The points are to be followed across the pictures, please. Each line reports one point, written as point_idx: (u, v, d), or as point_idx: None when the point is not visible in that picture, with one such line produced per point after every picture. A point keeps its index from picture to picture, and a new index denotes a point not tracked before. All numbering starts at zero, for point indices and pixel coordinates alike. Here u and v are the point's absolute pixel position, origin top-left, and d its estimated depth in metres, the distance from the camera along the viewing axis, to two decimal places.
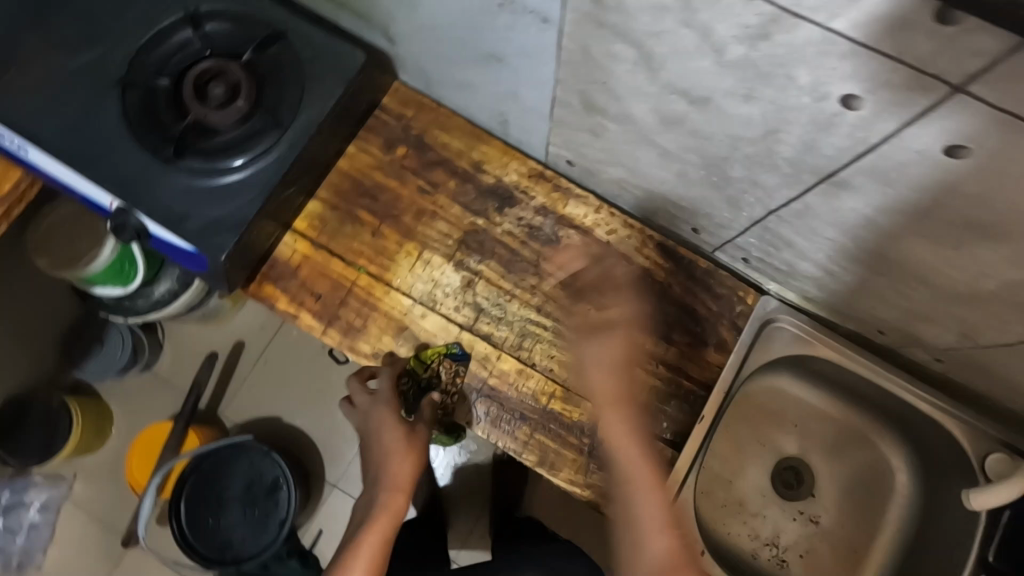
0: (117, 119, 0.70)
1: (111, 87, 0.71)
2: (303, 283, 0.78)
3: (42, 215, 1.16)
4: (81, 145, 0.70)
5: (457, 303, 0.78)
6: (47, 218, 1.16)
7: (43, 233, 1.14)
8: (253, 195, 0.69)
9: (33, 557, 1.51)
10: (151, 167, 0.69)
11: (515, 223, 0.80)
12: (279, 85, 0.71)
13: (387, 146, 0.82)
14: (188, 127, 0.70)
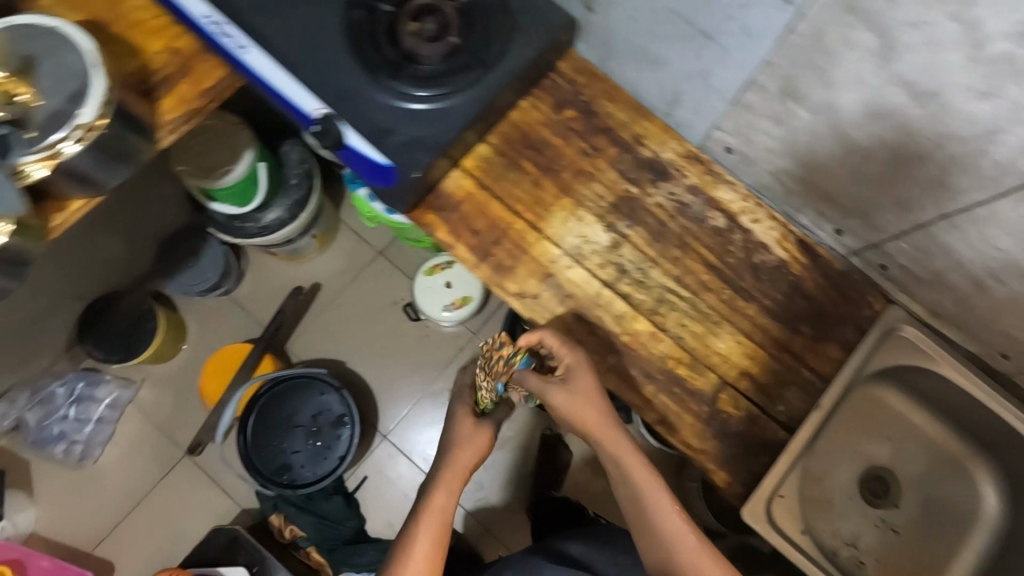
0: (338, 35, 0.76)
1: (337, 6, 0.77)
2: (464, 217, 0.83)
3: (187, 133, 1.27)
4: (303, 53, 0.76)
5: (602, 261, 0.83)
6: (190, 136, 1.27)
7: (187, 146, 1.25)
8: (451, 125, 0.76)
9: (93, 451, 1.56)
10: (364, 83, 0.75)
11: (666, 197, 0.85)
12: (487, 29, 0.77)
13: (556, 106, 0.87)
14: (401, 53, 0.76)
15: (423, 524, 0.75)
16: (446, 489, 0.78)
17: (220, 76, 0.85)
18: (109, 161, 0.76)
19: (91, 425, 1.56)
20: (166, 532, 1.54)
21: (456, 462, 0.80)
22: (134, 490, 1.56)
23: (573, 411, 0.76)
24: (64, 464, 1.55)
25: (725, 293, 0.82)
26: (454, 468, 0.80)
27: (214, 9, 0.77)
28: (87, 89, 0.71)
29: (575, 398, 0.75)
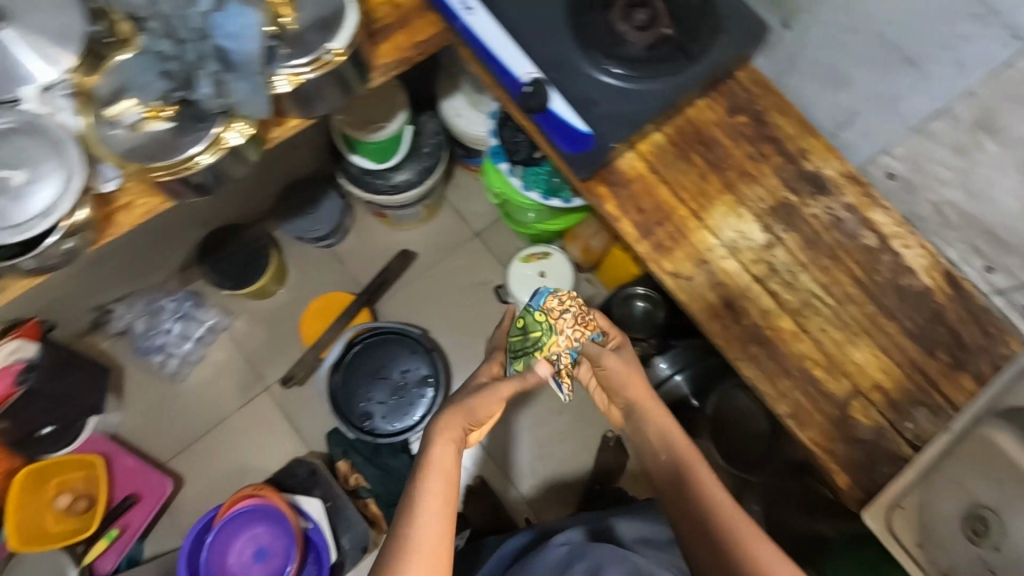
0: (561, 12, 0.84)
1: None
2: (631, 196, 0.89)
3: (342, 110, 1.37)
4: (528, 24, 0.84)
5: (756, 258, 0.87)
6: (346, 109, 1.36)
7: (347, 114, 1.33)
8: (652, 105, 0.82)
9: (185, 368, 1.64)
10: (578, 58, 0.83)
11: (823, 210, 0.89)
12: (695, 27, 0.84)
13: (730, 111, 0.93)
14: (616, 36, 0.83)
15: (432, 488, 0.67)
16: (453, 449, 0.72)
17: (433, 34, 0.93)
18: (337, 89, 0.84)
19: (190, 342, 1.64)
20: (237, 458, 1.61)
21: (456, 416, 0.75)
22: (215, 414, 1.63)
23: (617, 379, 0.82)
24: (157, 375, 1.64)
25: (868, 308, 0.86)
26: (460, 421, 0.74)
27: None
28: (339, 21, 0.79)
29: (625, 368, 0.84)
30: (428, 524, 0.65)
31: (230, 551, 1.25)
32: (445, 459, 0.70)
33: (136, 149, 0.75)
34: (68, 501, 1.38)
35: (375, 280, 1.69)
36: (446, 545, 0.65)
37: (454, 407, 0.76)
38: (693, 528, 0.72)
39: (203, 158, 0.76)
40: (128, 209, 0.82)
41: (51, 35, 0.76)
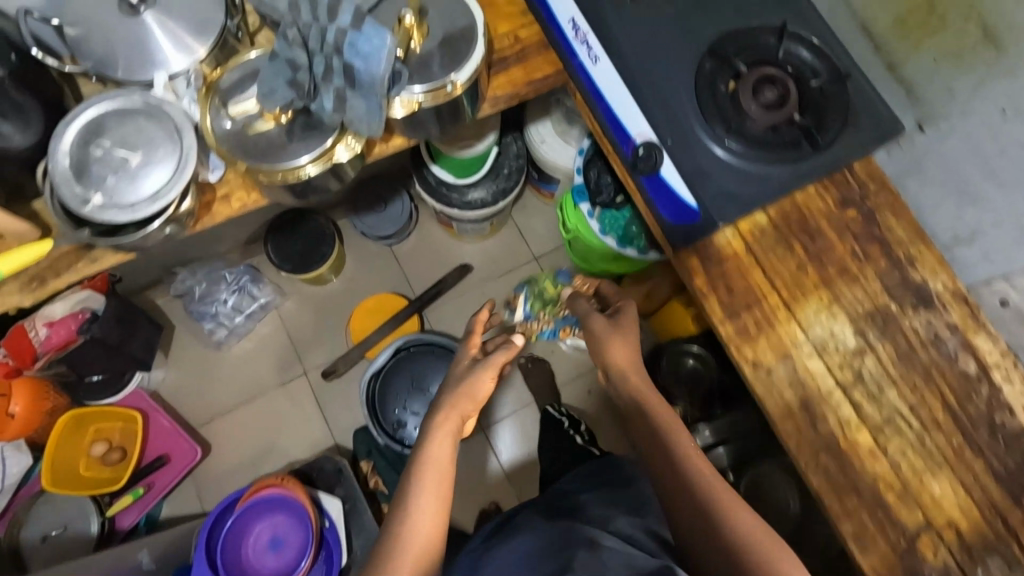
0: (688, 79, 0.82)
1: (696, 54, 0.83)
2: (723, 274, 0.86)
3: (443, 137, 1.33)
4: (651, 83, 0.82)
5: (843, 363, 0.83)
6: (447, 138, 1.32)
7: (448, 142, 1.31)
8: (766, 189, 0.79)
9: (231, 340, 1.66)
10: (698, 128, 0.81)
11: (923, 324, 0.84)
12: (827, 115, 0.80)
13: (841, 203, 0.88)
14: (741, 111, 0.80)
15: (424, 479, 0.76)
16: (446, 442, 0.80)
17: (551, 73, 0.90)
18: (447, 118, 0.84)
19: (241, 316, 1.66)
20: (264, 437, 1.62)
21: (452, 411, 0.82)
22: (250, 390, 1.65)
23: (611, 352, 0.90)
24: (205, 341, 1.66)
25: (955, 438, 0.80)
26: (452, 413, 0.82)
27: (582, 19, 0.85)
28: (466, 54, 0.79)
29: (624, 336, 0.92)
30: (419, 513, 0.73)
31: (248, 535, 1.26)
32: (436, 452, 0.78)
33: (248, 151, 0.76)
34: (104, 450, 1.43)
35: (430, 288, 1.69)
36: (435, 534, 0.73)
37: (447, 402, 0.84)
38: (691, 502, 0.74)
39: (310, 169, 0.76)
40: (225, 200, 0.83)
41: (188, 25, 0.78)
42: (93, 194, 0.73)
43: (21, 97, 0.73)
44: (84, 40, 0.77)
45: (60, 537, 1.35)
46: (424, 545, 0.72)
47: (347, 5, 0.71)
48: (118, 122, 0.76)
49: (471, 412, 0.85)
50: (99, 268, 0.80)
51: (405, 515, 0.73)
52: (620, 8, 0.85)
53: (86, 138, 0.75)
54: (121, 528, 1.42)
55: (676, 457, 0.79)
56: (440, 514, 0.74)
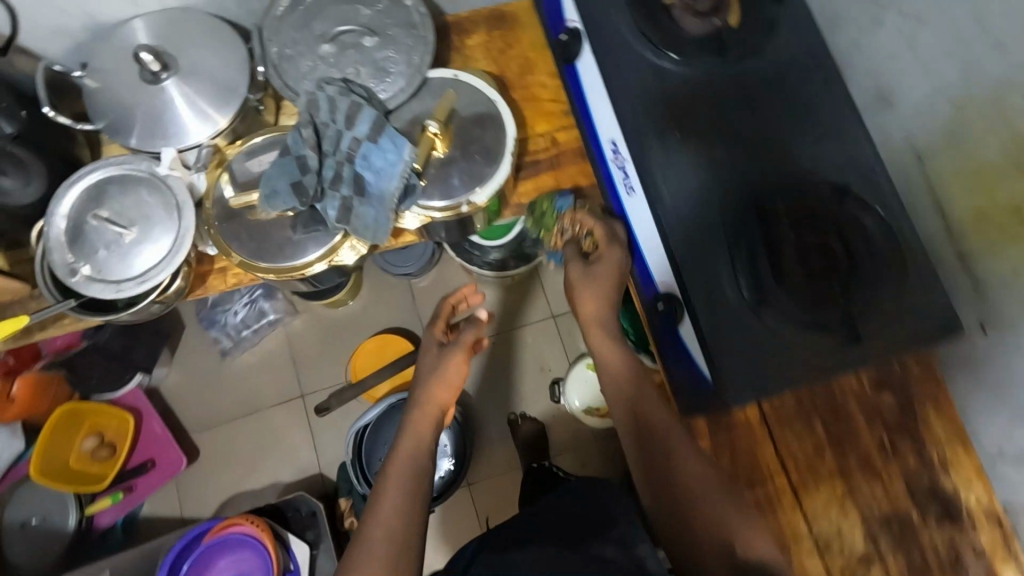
0: (726, 232, 0.75)
1: (738, 205, 0.76)
2: (732, 444, 0.79)
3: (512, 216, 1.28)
4: (685, 231, 0.75)
5: (846, 567, 0.75)
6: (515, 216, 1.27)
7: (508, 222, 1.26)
8: (789, 373, 0.72)
9: (237, 350, 1.66)
10: (726, 291, 0.74)
11: (944, 541, 0.73)
12: (872, 299, 0.72)
13: (876, 385, 0.78)
14: (778, 280, 0.72)
15: (392, 482, 0.74)
16: (415, 438, 0.80)
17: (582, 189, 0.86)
18: (460, 226, 0.77)
19: (249, 330, 1.65)
20: (253, 453, 1.61)
21: (427, 404, 0.84)
22: (247, 403, 1.64)
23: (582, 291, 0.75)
24: (211, 348, 1.66)
25: None
26: (425, 409, 0.83)
27: (624, 143, 0.79)
28: (490, 171, 0.73)
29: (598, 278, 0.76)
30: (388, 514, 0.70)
31: (211, 567, 1.25)
32: (405, 449, 0.78)
33: (244, 242, 0.72)
34: (94, 445, 1.44)
35: None
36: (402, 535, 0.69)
37: (420, 399, 0.85)
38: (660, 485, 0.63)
39: (318, 266, 0.72)
40: (221, 274, 0.79)
41: (206, 95, 0.74)
42: (81, 265, 0.70)
43: (27, 154, 0.71)
44: (100, 97, 0.74)
45: (40, 527, 1.39)
46: (395, 540, 0.68)
47: (368, 114, 0.68)
48: (120, 191, 0.73)
49: (449, 397, 0.87)
50: (84, 326, 0.78)
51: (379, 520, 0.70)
52: (665, 134, 0.78)
53: (87, 203, 0.72)
54: (99, 527, 1.46)
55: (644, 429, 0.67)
56: (413, 511, 0.71)
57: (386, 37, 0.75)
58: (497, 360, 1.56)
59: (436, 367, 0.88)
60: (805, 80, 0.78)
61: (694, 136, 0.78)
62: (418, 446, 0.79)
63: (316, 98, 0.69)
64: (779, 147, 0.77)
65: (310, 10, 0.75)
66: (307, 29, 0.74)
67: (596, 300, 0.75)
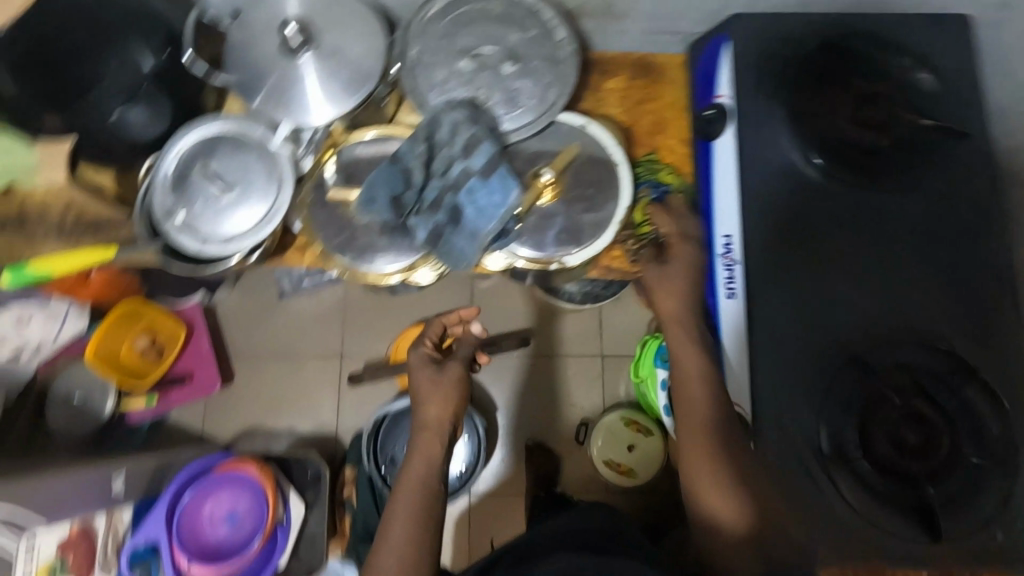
0: (816, 371, 0.69)
1: (838, 345, 0.69)
2: None
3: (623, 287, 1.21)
4: (774, 355, 0.69)
5: None
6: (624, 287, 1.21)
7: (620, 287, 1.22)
8: (836, 543, 0.65)
9: (295, 295, 1.70)
10: (796, 433, 0.68)
11: None
12: (964, 500, 0.63)
13: None
14: (858, 442, 0.65)
15: (403, 507, 0.73)
16: (423, 456, 0.77)
17: None
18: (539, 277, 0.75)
19: (309, 281, 1.68)
20: (281, 395, 1.68)
21: (428, 423, 0.80)
22: (291, 347, 1.70)
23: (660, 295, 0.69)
24: (272, 287, 1.71)
25: None
26: (430, 431, 0.79)
27: (739, 242, 0.72)
28: (590, 237, 0.69)
29: (667, 277, 0.70)
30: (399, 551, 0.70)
31: (209, 500, 1.29)
32: (412, 474, 0.76)
33: (329, 234, 0.72)
34: (145, 345, 1.52)
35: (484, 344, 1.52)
36: (421, 552, 0.71)
37: (420, 414, 0.82)
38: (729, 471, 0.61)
39: (394, 279, 0.72)
40: (300, 250, 0.78)
41: (333, 81, 0.73)
42: (178, 212, 0.73)
43: (160, 92, 0.73)
44: (236, 51, 0.74)
45: (80, 404, 1.49)
46: (408, 559, 0.70)
47: (485, 148, 0.65)
48: (230, 150, 0.74)
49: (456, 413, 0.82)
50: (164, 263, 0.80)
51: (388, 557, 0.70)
52: (784, 247, 0.72)
53: (198, 153, 0.74)
54: (130, 421, 1.55)
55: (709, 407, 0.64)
56: (421, 546, 0.71)
57: (526, 67, 0.72)
58: (533, 386, 1.51)
59: (436, 384, 0.82)
60: (960, 230, 0.70)
61: (814, 256, 0.71)
62: (428, 468, 0.77)
63: (439, 115, 0.66)
64: (903, 298, 0.70)
65: (461, 20, 0.73)
66: (451, 40, 0.72)
67: (668, 307, 0.69)
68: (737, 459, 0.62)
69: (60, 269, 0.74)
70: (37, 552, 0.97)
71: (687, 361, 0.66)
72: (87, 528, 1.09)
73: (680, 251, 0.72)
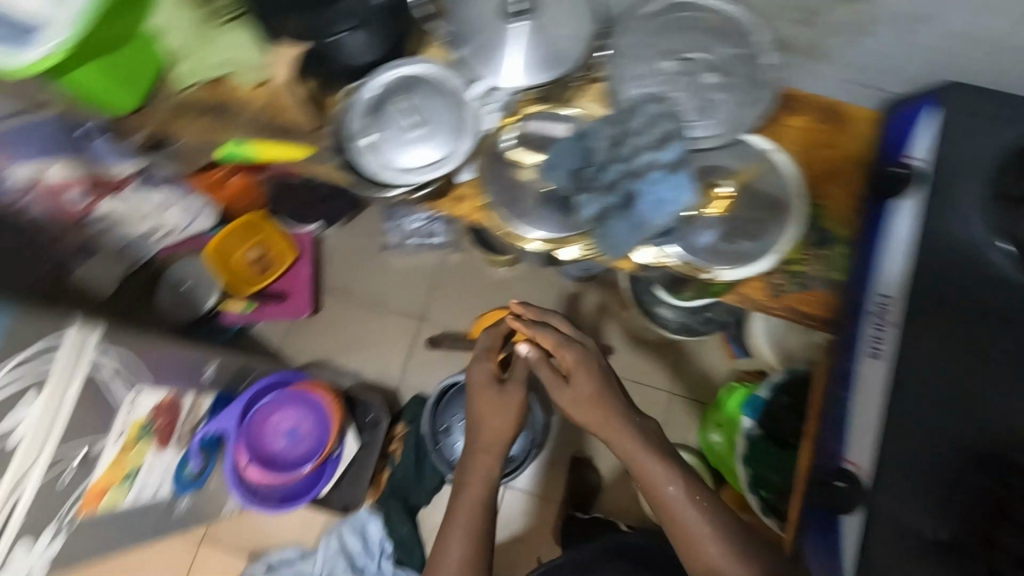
0: (954, 461, 0.64)
1: (989, 442, 0.64)
2: None
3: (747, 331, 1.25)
4: (909, 428, 0.66)
5: None
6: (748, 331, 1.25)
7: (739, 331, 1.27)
8: None
9: (395, 251, 1.78)
10: (917, 518, 0.64)
11: None
12: None
13: None
14: (983, 543, 0.60)
15: (462, 518, 0.96)
16: (484, 476, 1.00)
17: (817, 318, 0.78)
18: (678, 283, 0.77)
19: (413, 241, 1.75)
20: (357, 338, 1.75)
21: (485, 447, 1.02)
22: (378, 296, 1.77)
23: (580, 410, 0.94)
24: (377, 236, 1.79)
25: None
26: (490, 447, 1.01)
27: (898, 302, 0.70)
28: (748, 257, 0.70)
29: (579, 391, 0.95)
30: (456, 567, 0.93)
31: (276, 413, 1.36)
32: (474, 491, 0.98)
33: (495, 189, 0.76)
34: (256, 257, 1.65)
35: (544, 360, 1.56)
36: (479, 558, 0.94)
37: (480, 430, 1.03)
38: (685, 529, 0.84)
39: (535, 245, 0.75)
40: (455, 200, 0.82)
41: (540, 52, 0.77)
42: (367, 135, 0.78)
43: (380, 26, 0.79)
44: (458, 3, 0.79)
45: (188, 292, 1.61)
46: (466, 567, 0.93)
47: (674, 146, 0.66)
48: (426, 92, 0.79)
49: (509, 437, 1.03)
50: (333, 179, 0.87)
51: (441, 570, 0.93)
52: (946, 323, 0.68)
53: (399, 88, 0.79)
54: (223, 322, 1.64)
55: (651, 482, 0.87)
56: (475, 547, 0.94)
57: (728, 82, 0.73)
58: None
59: (500, 407, 1.02)
60: None
61: (974, 345, 0.67)
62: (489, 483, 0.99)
63: (637, 106, 0.69)
64: None
65: (676, 23, 0.75)
66: (661, 39, 0.74)
67: (578, 402, 0.94)
68: (694, 516, 0.83)
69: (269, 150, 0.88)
70: (137, 407, 1.06)
71: (638, 454, 0.88)
72: (175, 402, 1.17)
73: (579, 370, 0.96)
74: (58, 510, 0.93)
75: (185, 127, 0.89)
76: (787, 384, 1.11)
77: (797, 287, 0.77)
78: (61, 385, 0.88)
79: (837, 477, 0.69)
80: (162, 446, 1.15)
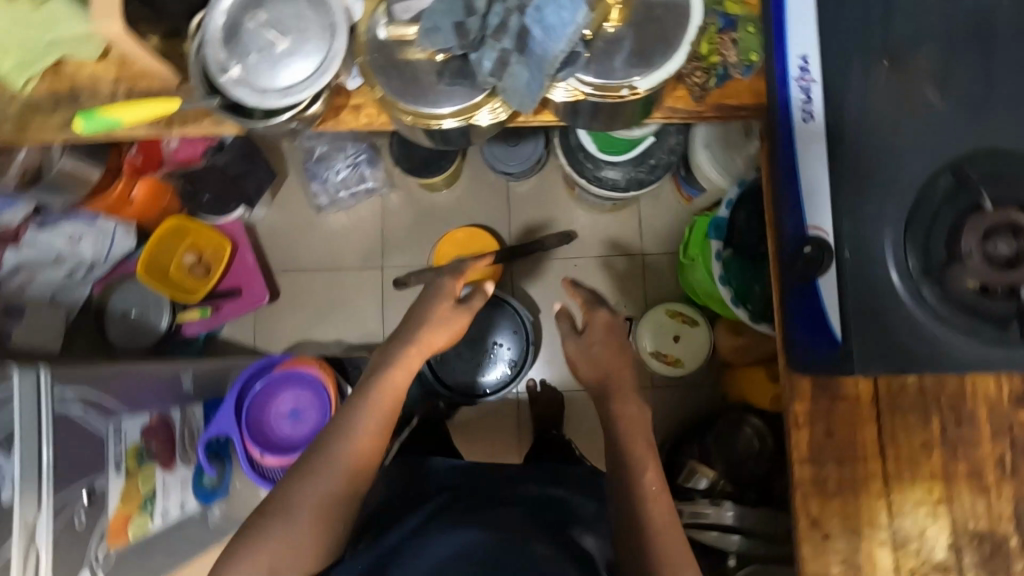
0: (907, 197, 0.66)
1: (935, 161, 0.66)
2: (830, 416, 0.73)
3: (708, 152, 1.29)
4: (871, 167, 0.67)
5: (943, 548, 0.70)
6: (709, 152, 1.28)
7: (711, 157, 1.28)
8: (929, 356, 0.65)
9: (331, 208, 1.70)
10: (886, 257, 0.66)
11: (990, 535, 0.70)
12: None
13: (1017, 400, 0.71)
14: (953, 258, 0.64)
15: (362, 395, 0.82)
16: (407, 366, 0.85)
17: (748, 105, 0.75)
18: (603, 115, 0.73)
19: (346, 193, 1.68)
20: (325, 306, 1.70)
21: (420, 348, 0.87)
22: (331, 263, 1.71)
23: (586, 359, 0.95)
24: (308, 202, 1.71)
25: None
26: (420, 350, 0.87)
27: (815, 56, 0.69)
28: (660, 57, 0.67)
29: (587, 341, 0.95)
30: (350, 439, 0.79)
31: (272, 398, 1.34)
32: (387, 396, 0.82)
33: (390, 78, 0.69)
34: (193, 261, 1.56)
35: (575, 156, 1.34)
36: (345, 471, 0.76)
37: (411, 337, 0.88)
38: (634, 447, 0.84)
39: (449, 122, 0.70)
40: (355, 111, 0.78)
41: None
42: (233, 65, 0.70)
43: None
44: None
45: (138, 318, 1.54)
46: (341, 472, 0.76)
47: None
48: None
49: (435, 344, 0.90)
50: (220, 132, 0.79)
51: (348, 438, 0.78)
52: (870, 57, 0.68)
53: (248, 4, 0.72)
54: (187, 334, 1.58)
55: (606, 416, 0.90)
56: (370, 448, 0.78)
57: None
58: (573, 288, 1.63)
59: (447, 322, 0.91)
60: None
61: (907, 92, 0.67)
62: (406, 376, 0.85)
63: None
64: (1001, 101, 0.66)
65: None
66: None
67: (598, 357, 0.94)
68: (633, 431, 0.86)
69: (125, 120, 0.71)
70: (123, 436, 1.02)
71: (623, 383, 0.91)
72: (165, 418, 1.14)
73: (595, 320, 0.96)
74: (86, 549, 0.92)
75: (40, 129, 0.80)
76: (742, 197, 1.11)
77: (718, 72, 0.74)
78: (35, 431, 0.84)
79: (805, 245, 0.68)
80: (168, 465, 1.13)
